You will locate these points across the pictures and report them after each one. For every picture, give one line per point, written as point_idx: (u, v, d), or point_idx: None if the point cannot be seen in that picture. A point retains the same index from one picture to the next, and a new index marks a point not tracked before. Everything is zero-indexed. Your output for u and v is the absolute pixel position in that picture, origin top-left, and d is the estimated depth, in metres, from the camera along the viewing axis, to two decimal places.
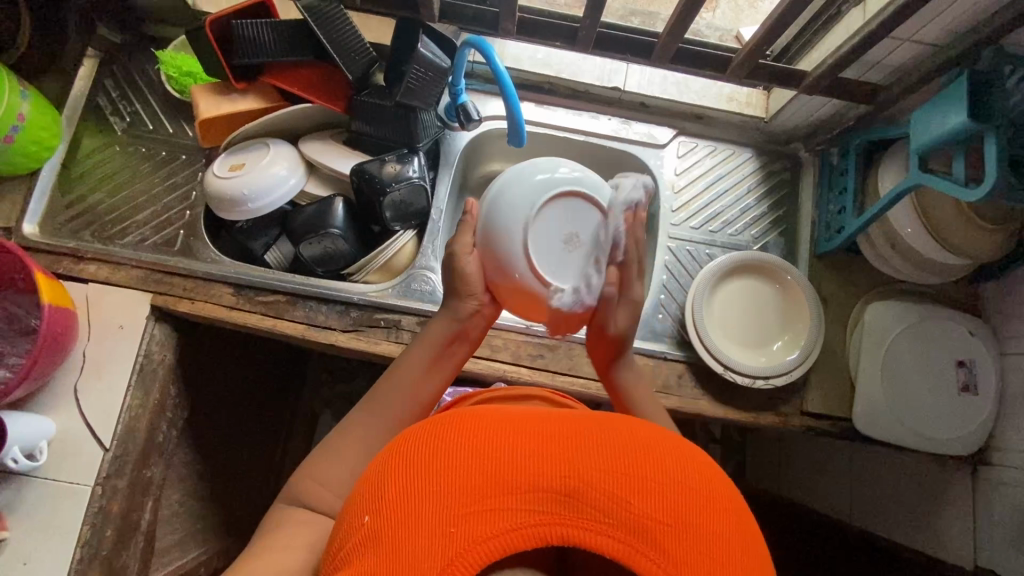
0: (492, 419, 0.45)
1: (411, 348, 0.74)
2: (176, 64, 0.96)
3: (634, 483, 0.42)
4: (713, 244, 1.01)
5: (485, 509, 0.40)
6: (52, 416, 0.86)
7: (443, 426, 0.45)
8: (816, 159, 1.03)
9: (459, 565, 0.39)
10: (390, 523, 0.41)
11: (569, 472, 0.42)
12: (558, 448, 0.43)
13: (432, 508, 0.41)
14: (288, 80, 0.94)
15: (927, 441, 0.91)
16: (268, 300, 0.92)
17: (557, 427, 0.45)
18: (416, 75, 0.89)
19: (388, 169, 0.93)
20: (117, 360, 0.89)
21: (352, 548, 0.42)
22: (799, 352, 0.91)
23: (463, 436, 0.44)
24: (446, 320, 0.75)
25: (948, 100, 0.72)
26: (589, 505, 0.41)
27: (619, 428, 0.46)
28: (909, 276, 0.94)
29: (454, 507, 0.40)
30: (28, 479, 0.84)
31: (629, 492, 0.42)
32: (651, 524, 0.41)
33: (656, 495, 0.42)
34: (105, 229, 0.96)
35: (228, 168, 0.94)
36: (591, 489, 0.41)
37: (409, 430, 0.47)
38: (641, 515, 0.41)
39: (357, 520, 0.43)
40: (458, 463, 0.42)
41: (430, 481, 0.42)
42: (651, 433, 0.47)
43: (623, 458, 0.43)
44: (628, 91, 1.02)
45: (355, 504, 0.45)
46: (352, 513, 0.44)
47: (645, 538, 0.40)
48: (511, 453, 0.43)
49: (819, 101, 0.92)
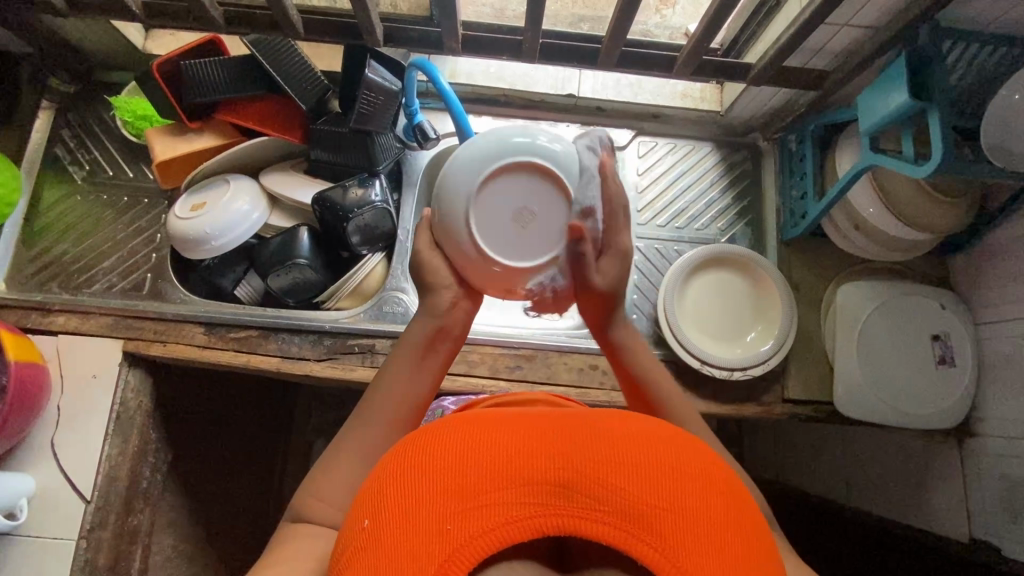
0: (486, 418, 0.45)
1: (395, 352, 0.70)
2: (130, 109, 0.96)
3: (629, 470, 0.41)
4: (681, 240, 1.02)
5: (478, 505, 0.39)
6: (31, 472, 0.86)
7: (439, 425, 0.45)
8: (774, 147, 1.04)
9: (454, 563, 0.37)
10: (387, 526, 0.40)
11: (562, 462, 0.41)
12: (550, 440, 0.43)
13: (427, 506, 0.40)
14: (243, 115, 0.94)
15: (911, 418, 0.90)
16: (240, 335, 0.92)
17: (549, 422, 0.45)
18: (367, 99, 0.89)
19: (352, 195, 0.93)
20: (92, 409, 0.88)
21: (350, 555, 0.40)
22: (774, 340, 0.92)
23: (457, 433, 0.44)
24: (426, 319, 0.71)
25: (891, 81, 0.73)
26: (586, 493, 0.40)
27: (612, 421, 0.46)
28: (876, 255, 0.95)
29: (449, 505, 0.39)
30: (11, 539, 0.83)
31: (626, 481, 0.40)
32: (648, 510, 0.39)
33: (652, 482, 0.41)
34: (71, 279, 0.95)
35: (190, 208, 0.94)
36: (586, 478, 0.40)
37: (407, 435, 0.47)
38: (636, 499, 0.39)
39: (354, 527, 0.42)
40: (452, 459, 0.42)
41: (425, 479, 0.41)
42: (647, 426, 0.46)
43: (617, 446, 0.43)
44: (583, 96, 1.02)
45: (353, 512, 0.44)
46: (350, 522, 0.43)
47: (642, 525, 0.38)
48: (502, 444, 0.42)
49: (768, 91, 0.93)
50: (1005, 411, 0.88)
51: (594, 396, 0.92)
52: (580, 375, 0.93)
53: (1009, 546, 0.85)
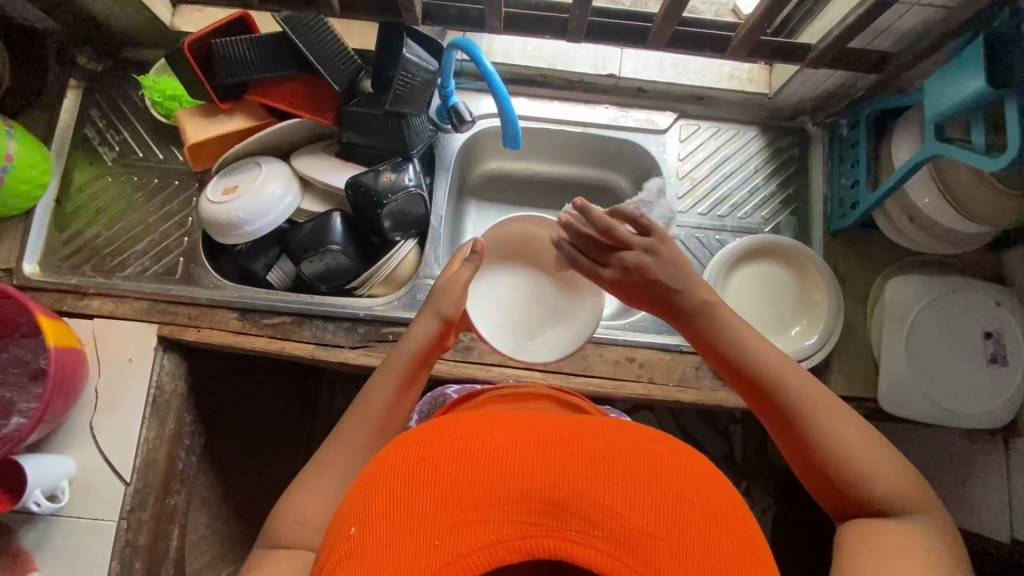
0: (480, 426, 0.46)
1: (379, 373, 0.70)
2: (160, 89, 0.94)
3: (627, 495, 0.42)
4: (723, 229, 0.98)
5: (471, 522, 0.41)
6: (71, 455, 0.86)
7: (434, 433, 0.46)
8: (824, 132, 0.99)
9: None
10: (374, 534, 0.41)
11: (557, 482, 0.42)
12: (549, 458, 0.43)
13: (417, 519, 0.41)
14: (276, 96, 0.92)
15: (958, 418, 0.88)
16: (274, 322, 0.91)
17: (548, 434, 0.46)
18: (403, 80, 0.86)
19: (385, 179, 0.91)
20: (130, 393, 0.88)
21: (336, 561, 0.42)
22: (818, 337, 0.89)
23: (452, 444, 0.45)
24: (410, 344, 0.71)
25: (964, 65, 0.69)
26: (578, 515, 0.41)
27: (613, 436, 0.46)
28: (927, 247, 0.91)
29: (439, 520, 0.41)
30: (54, 519, 0.85)
31: (620, 503, 0.42)
32: (640, 537, 0.40)
33: (649, 508, 0.42)
34: (105, 262, 0.95)
35: (221, 192, 0.92)
36: (579, 499, 0.42)
37: (404, 436, 0.48)
38: (630, 526, 0.41)
39: (342, 532, 0.44)
40: (445, 472, 0.43)
41: (416, 490, 0.42)
42: (649, 444, 0.46)
43: (617, 467, 0.43)
44: (624, 77, 0.98)
45: (345, 515, 0.45)
46: (337, 526, 0.45)
47: (632, 552, 0.40)
48: (496, 458, 0.43)
49: (823, 73, 0.88)
50: None
51: (630, 389, 0.91)
52: (617, 366, 0.92)
53: None
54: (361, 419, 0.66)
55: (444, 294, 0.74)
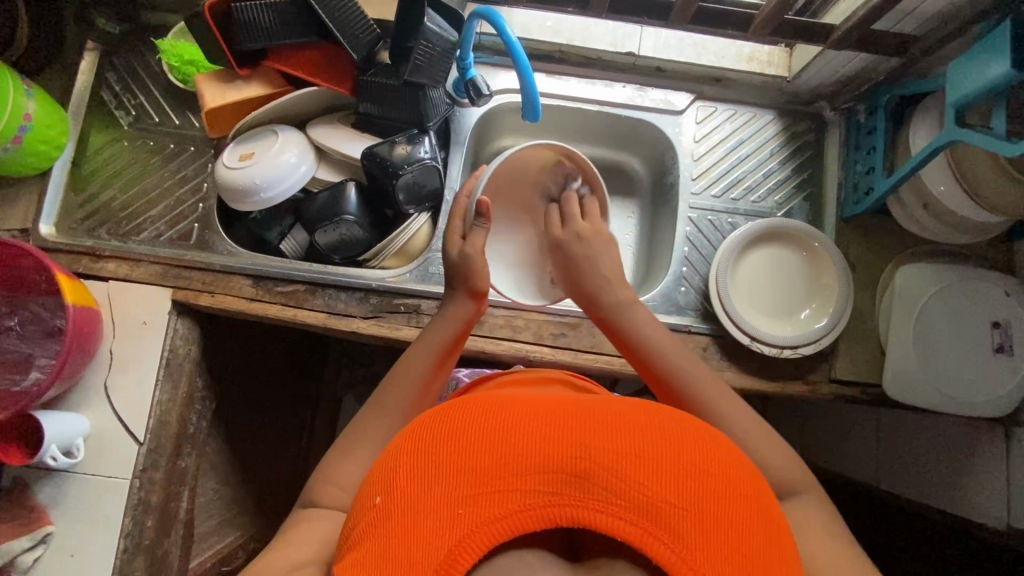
0: (500, 403, 0.48)
1: (417, 347, 0.73)
2: (177, 53, 0.94)
3: (648, 468, 0.43)
4: (736, 213, 0.98)
5: (496, 492, 0.42)
6: (85, 414, 0.87)
7: (456, 407, 0.48)
8: (841, 118, 0.99)
9: (465, 546, 0.40)
10: (398, 504, 0.42)
11: (579, 453, 0.43)
12: (570, 431, 0.45)
13: (441, 488, 0.42)
14: (293, 62, 0.92)
15: (962, 405, 0.88)
16: (287, 290, 0.92)
17: (568, 411, 0.47)
18: (424, 51, 0.86)
19: (399, 151, 0.91)
20: (145, 355, 0.89)
21: (362, 529, 0.43)
22: (828, 320, 0.89)
23: (473, 416, 0.46)
24: (452, 323, 0.75)
25: (991, 48, 0.69)
26: (600, 485, 0.42)
27: (631, 412, 0.48)
28: (941, 236, 0.91)
29: (463, 490, 0.42)
30: (69, 475, 0.86)
31: (643, 474, 0.43)
32: (664, 507, 0.41)
33: (671, 480, 0.43)
34: (120, 226, 0.95)
35: (238, 157, 0.92)
36: (600, 469, 0.43)
37: (423, 414, 0.49)
38: (653, 497, 0.42)
39: (366, 504, 0.45)
40: (467, 444, 0.44)
41: (439, 460, 0.44)
42: (668, 422, 0.48)
43: (637, 441, 0.45)
44: (643, 55, 0.98)
45: (368, 487, 0.46)
46: (362, 498, 0.46)
47: (657, 520, 0.41)
48: (516, 432, 0.45)
49: (845, 56, 0.88)
50: None
51: None
52: None
53: None
54: (399, 391, 0.70)
55: (469, 265, 0.76)
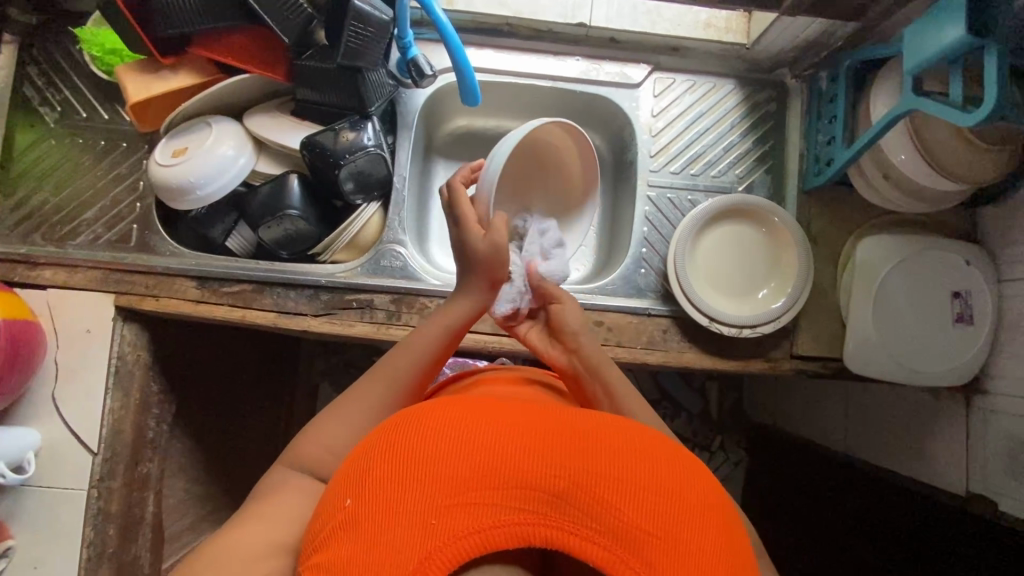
0: (486, 410, 0.47)
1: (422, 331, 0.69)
2: (98, 42, 0.88)
3: (626, 491, 0.42)
4: (696, 189, 0.95)
5: (471, 504, 0.41)
6: (36, 426, 0.86)
7: (436, 411, 0.46)
8: (803, 85, 0.95)
9: (434, 560, 0.38)
10: (371, 509, 0.41)
11: (557, 471, 0.42)
12: (550, 447, 0.44)
13: (415, 495, 0.41)
14: (221, 49, 0.86)
15: (920, 377, 0.88)
16: (234, 290, 0.89)
17: (553, 425, 0.46)
18: (354, 32, 0.81)
19: (342, 139, 0.87)
20: (90, 364, 0.87)
21: (331, 532, 0.42)
22: (786, 298, 0.88)
23: (456, 422, 0.45)
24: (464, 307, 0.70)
25: (946, 11, 0.65)
26: (576, 506, 0.41)
27: (617, 433, 0.47)
28: (903, 207, 0.88)
29: (437, 499, 0.41)
30: (24, 489, 0.85)
31: (620, 499, 0.42)
32: (637, 533, 0.41)
33: (646, 505, 0.42)
34: (55, 230, 0.92)
35: (170, 154, 0.88)
36: (577, 489, 0.42)
37: (403, 414, 0.48)
38: (629, 523, 0.41)
39: (337, 505, 0.44)
40: (446, 452, 0.43)
41: (417, 466, 0.42)
42: (651, 446, 0.47)
43: (618, 462, 0.44)
44: (595, 26, 0.93)
45: (339, 489, 0.45)
46: (332, 501, 0.44)
47: (628, 547, 0.40)
48: (496, 443, 0.44)
49: (802, 22, 0.84)
50: (1017, 371, 0.84)
51: None
52: None
53: (1007, 503, 0.83)
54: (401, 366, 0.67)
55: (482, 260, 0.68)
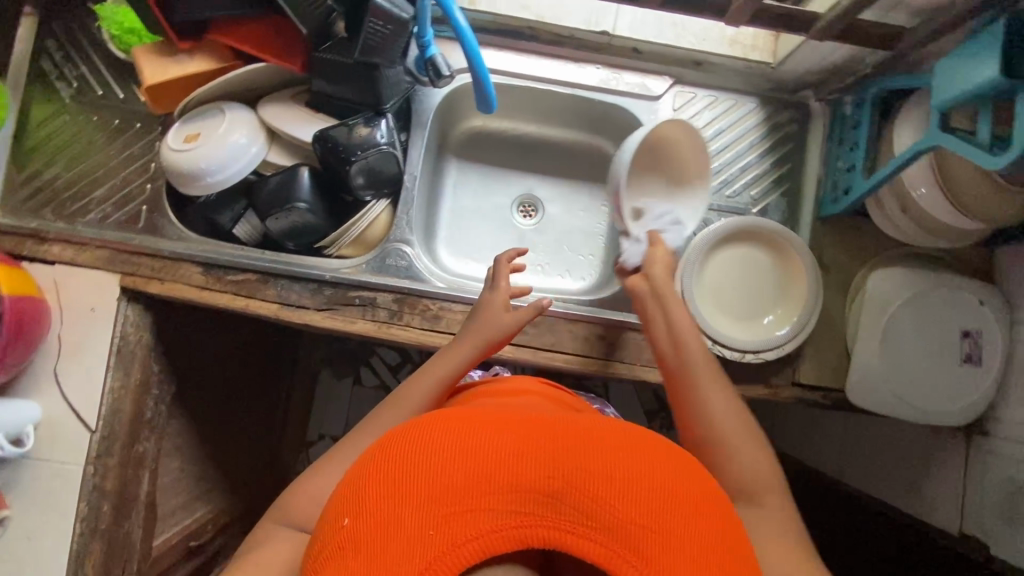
0: (476, 419, 0.46)
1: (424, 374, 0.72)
2: (118, 21, 0.88)
3: (619, 486, 0.42)
4: (709, 208, 0.94)
5: (467, 511, 0.40)
6: (37, 400, 0.87)
7: (426, 425, 0.46)
8: (826, 109, 0.93)
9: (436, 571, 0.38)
10: (371, 529, 0.40)
11: (551, 473, 0.42)
12: (543, 449, 0.44)
13: (413, 510, 0.40)
14: (238, 36, 0.85)
15: (922, 414, 0.86)
16: (238, 279, 0.89)
17: (544, 427, 0.46)
18: (373, 29, 0.79)
19: (355, 134, 0.87)
20: (93, 341, 0.87)
21: (331, 553, 0.41)
22: (792, 326, 0.87)
23: (448, 433, 0.45)
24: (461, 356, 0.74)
25: (981, 47, 0.63)
26: (573, 507, 0.41)
27: (606, 431, 0.47)
28: (917, 240, 0.86)
29: (433, 511, 0.40)
30: (22, 461, 0.86)
31: (614, 496, 0.42)
32: (634, 526, 0.41)
33: (641, 498, 0.42)
34: (64, 206, 0.92)
35: (182, 139, 0.87)
36: (571, 490, 0.42)
37: (394, 431, 0.47)
38: (623, 518, 0.41)
39: (335, 525, 0.43)
40: (441, 462, 0.42)
41: (412, 480, 0.42)
42: (639, 438, 0.47)
43: (611, 458, 0.44)
44: (618, 35, 0.91)
45: (336, 507, 0.44)
46: (330, 520, 0.44)
47: (626, 543, 0.40)
48: (489, 448, 0.43)
49: (830, 46, 0.82)
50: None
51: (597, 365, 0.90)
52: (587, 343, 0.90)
53: (1004, 549, 0.82)
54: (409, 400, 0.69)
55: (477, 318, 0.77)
